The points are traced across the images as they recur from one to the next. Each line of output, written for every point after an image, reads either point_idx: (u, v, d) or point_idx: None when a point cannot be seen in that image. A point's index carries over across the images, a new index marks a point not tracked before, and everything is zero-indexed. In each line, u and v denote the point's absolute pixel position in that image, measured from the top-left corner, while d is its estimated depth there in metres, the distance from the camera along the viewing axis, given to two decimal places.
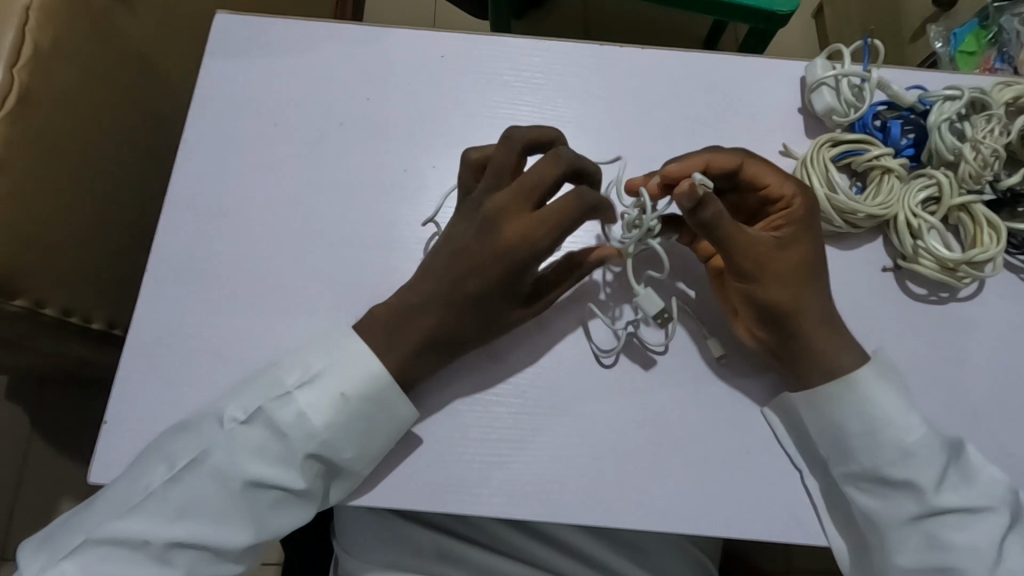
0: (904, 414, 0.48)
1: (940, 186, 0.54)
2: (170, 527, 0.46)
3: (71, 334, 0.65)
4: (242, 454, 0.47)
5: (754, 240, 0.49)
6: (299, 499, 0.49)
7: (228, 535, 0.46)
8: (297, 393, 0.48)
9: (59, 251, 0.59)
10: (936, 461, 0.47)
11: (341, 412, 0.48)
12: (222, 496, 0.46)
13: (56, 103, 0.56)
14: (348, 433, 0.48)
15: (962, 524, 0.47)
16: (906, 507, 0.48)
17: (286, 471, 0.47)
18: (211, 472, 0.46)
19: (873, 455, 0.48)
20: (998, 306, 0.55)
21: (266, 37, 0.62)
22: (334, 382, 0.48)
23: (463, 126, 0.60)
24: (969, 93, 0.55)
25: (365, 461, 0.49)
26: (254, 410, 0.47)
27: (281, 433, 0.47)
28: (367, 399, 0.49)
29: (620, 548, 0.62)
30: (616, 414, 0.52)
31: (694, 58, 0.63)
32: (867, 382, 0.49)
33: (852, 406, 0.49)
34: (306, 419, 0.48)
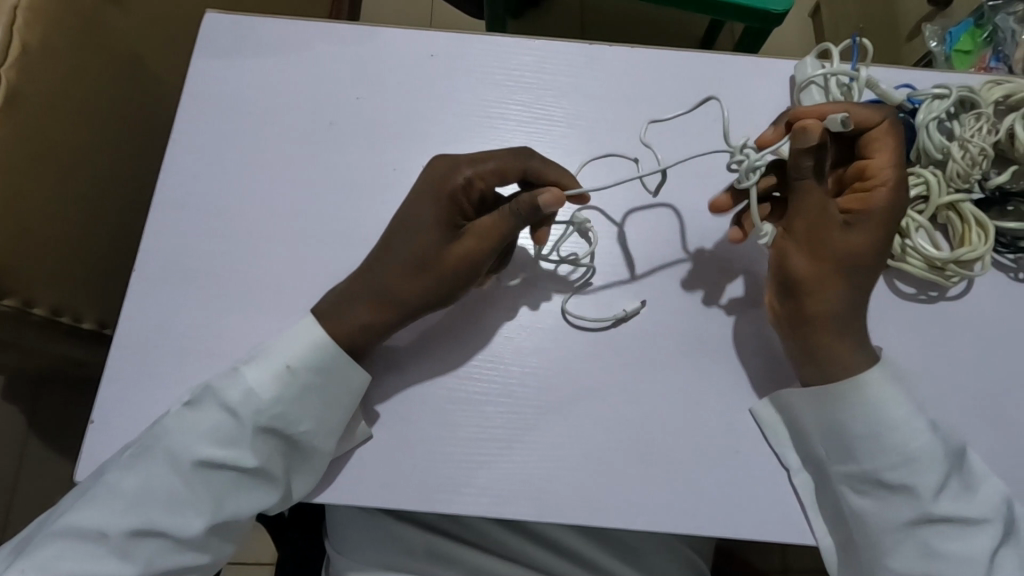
0: (909, 419, 0.48)
1: (928, 184, 0.54)
2: (124, 516, 0.45)
3: (62, 333, 0.65)
4: (194, 437, 0.47)
5: (820, 204, 0.50)
6: (255, 480, 0.49)
7: (184, 522, 0.46)
8: (245, 369, 0.49)
9: (49, 250, 0.59)
10: (938, 466, 0.46)
11: (287, 385, 0.49)
12: (176, 480, 0.47)
13: (45, 102, 0.56)
14: (300, 405, 0.49)
15: (958, 534, 0.46)
16: (904, 513, 0.47)
17: (237, 451, 0.48)
18: (164, 457, 0.47)
19: (873, 458, 0.48)
20: (989, 304, 0.55)
21: (256, 36, 0.62)
22: (280, 354, 0.49)
23: (453, 125, 0.60)
24: (958, 92, 0.55)
25: (320, 435, 0.49)
26: (204, 392, 0.48)
27: (232, 413, 0.48)
28: (312, 371, 0.49)
29: (611, 547, 0.62)
30: (603, 413, 0.52)
31: (684, 57, 0.63)
32: (876, 384, 0.48)
33: (856, 406, 0.48)
34: (252, 395, 0.48)
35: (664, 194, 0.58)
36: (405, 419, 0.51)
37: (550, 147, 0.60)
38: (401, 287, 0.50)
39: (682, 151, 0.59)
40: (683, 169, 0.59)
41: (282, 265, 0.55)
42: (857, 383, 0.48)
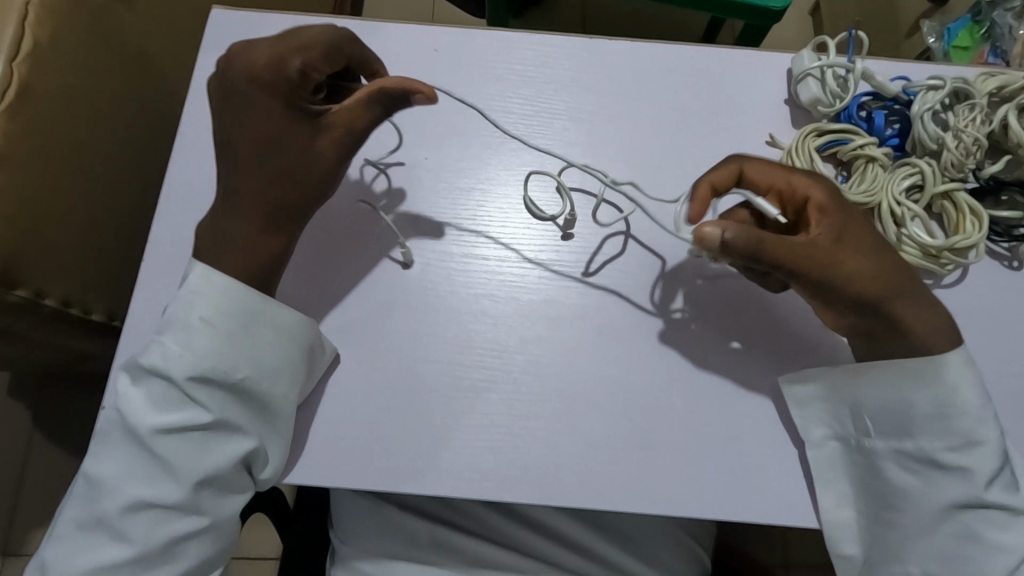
0: (981, 409, 0.47)
1: (923, 175, 0.54)
2: (110, 500, 0.46)
3: (71, 326, 0.66)
4: (138, 410, 0.47)
5: (806, 249, 0.46)
6: (219, 434, 0.47)
7: (165, 488, 0.46)
8: (163, 335, 0.48)
9: (60, 243, 0.60)
10: (999, 458, 0.47)
11: (209, 334, 0.47)
12: (138, 454, 0.46)
13: (55, 97, 0.57)
14: (227, 349, 0.47)
15: (1001, 522, 0.47)
16: (954, 496, 0.47)
17: (185, 411, 0.47)
18: (122, 435, 0.47)
19: (936, 438, 0.48)
20: (985, 293, 0.56)
21: (262, 32, 0.63)
22: (191, 309, 0.48)
23: (455, 118, 0.61)
24: (951, 84, 0.56)
25: (262, 375, 0.48)
26: (136, 371, 0.48)
27: (167, 377, 0.47)
28: (227, 314, 0.48)
29: (613, 535, 0.63)
30: (605, 400, 0.53)
31: (684, 51, 0.63)
32: (952, 368, 0.48)
33: (923, 387, 0.48)
34: (172, 354, 0.47)
35: (663, 185, 0.59)
36: (409, 406, 0.52)
37: (551, 139, 0.61)
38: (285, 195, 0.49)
39: (682, 143, 0.60)
40: (682, 161, 0.60)
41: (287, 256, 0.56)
42: (925, 365, 0.48)
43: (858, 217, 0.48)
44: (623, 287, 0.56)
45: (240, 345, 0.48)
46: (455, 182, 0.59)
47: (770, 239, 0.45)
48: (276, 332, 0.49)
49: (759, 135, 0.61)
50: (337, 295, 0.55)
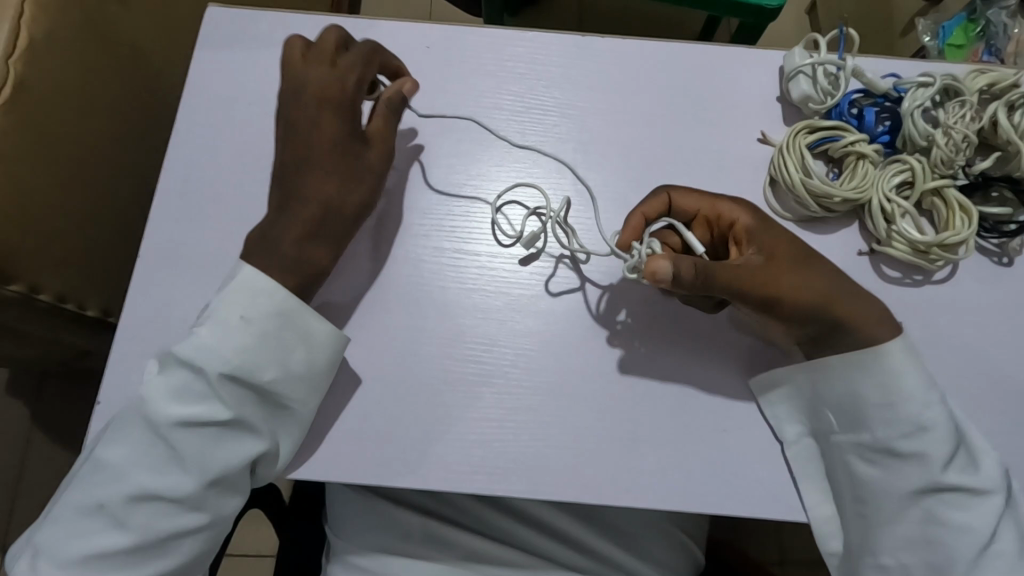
0: (924, 394, 0.49)
1: (913, 172, 0.55)
2: (118, 485, 0.46)
3: (66, 321, 0.66)
4: (163, 398, 0.47)
5: (744, 273, 0.49)
6: (237, 433, 0.48)
7: (175, 481, 0.46)
8: (201, 329, 0.48)
9: (55, 238, 0.60)
10: (947, 438, 0.48)
11: (245, 335, 0.48)
12: (155, 442, 0.47)
13: (51, 93, 0.57)
14: (257, 352, 0.48)
15: (962, 504, 0.48)
16: (910, 481, 0.49)
17: (208, 405, 0.47)
18: (142, 423, 0.47)
19: (886, 427, 0.49)
20: (974, 288, 0.56)
21: (256, 29, 0.63)
22: (234, 306, 0.48)
23: (449, 115, 0.61)
24: (941, 81, 0.56)
25: (286, 381, 0.49)
26: (168, 358, 0.48)
27: (196, 370, 0.47)
28: (265, 316, 0.48)
29: (604, 529, 0.64)
30: (596, 394, 0.53)
31: (676, 48, 0.64)
32: (895, 357, 0.49)
33: (868, 379, 0.50)
34: (209, 349, 0.47)
35: (654, 182, 0.59)
36: (401, 400, 0.53)
37: (544, 136, 0.61)
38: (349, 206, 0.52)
39: (673, 139, 0.61)
40: (674, 157, 0.60)
41: None
42: (865, 356, 0.50)
43: (780, 234, 0.52)
44: (617, 282, 0.56)
45: (273, 348, 0.49)
46: (449, 179, 0.59)
47: (713, 268, 0.48)
48: (308, 342, 0.50)
49: (750, 131, 0.61)
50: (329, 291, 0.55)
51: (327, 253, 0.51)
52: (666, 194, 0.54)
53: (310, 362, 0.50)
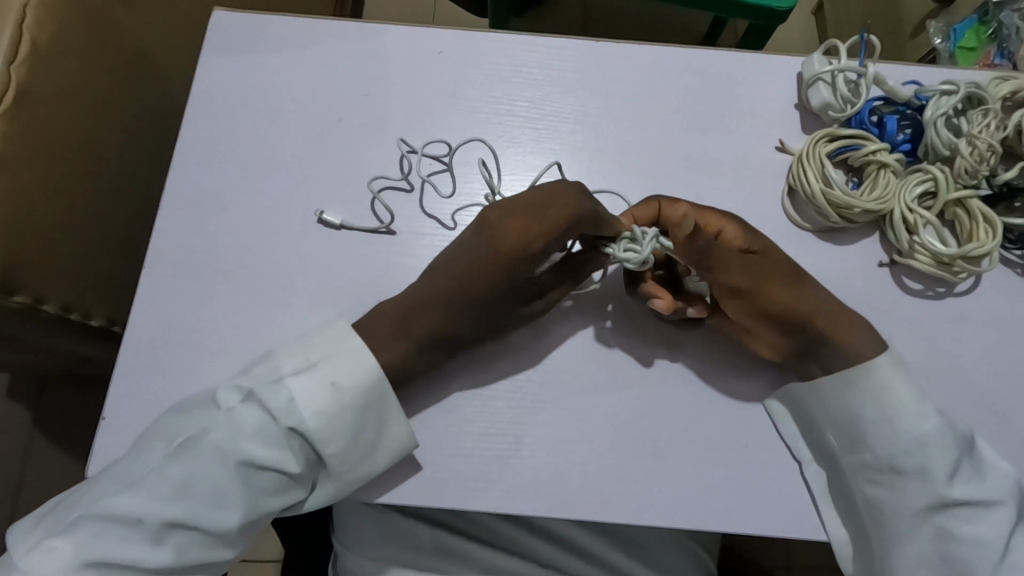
0: (916, 405, 0.48)
1: (936, 181, 0.54)
2: (166, 507, 0.45)
3: (71, 331, 0.65)
4: (238, 435, 0.47)
5: (725, 273, 0.50)
6: (291, 484, 0.49)
7: (220, 518, 0.46)
8: (292, 378, 0.48)
9: (58, 247, 0.59)
10: (949, 451, 0.47)
11: (335, 403, 0.48)
12: (217, 474, 0.46)
13: (54, 100, 0.56)
14: (338, 425, 0.48)
15: (973, 518, 0.47)
16: (918, 499, 0.47)
17: (279, 453, 0.47)
18: (208, 454, 0.46)
19: (885, 445, 0.48)
20: (996, 299, 0.55)
21: (264, 34, 0.62)
22: (330, 370, 0.48)
23: (462, 123, 0.60)
24: (965, 88, 0.55)
25: (349, 459, 0.48)
26: (248, 393, 0.48)
27: (275, 417, 0.47)
28: (358, 391, 0.48)
29: (619, 542, 0.63)
30: (614, 409, 0.52)
31: (692, 54, 0.63)
32: (883, 372, 0.49)
33: (863, 395, 0.49)
34: (299, 405, 0.47)
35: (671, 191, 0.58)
36: (415, 414, 0.52)
37: (557, 144, 0.60)
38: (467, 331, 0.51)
39: (690, 147, 0.60)
40: (690, 165, 0.59)
41: (290, 263, 0.55)
42: (862, 371, 0.49)
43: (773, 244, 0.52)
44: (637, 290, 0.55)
45: (358, 428, 0.48)
46: (458, 188, 0.58)
47: (714, 247, 0.49)
48: (385, 437, 0.49)
49: (768, 139, 0.60)
50: (341, 303, 0.54)
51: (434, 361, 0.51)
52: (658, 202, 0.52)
53: (383, 458, 0.49)
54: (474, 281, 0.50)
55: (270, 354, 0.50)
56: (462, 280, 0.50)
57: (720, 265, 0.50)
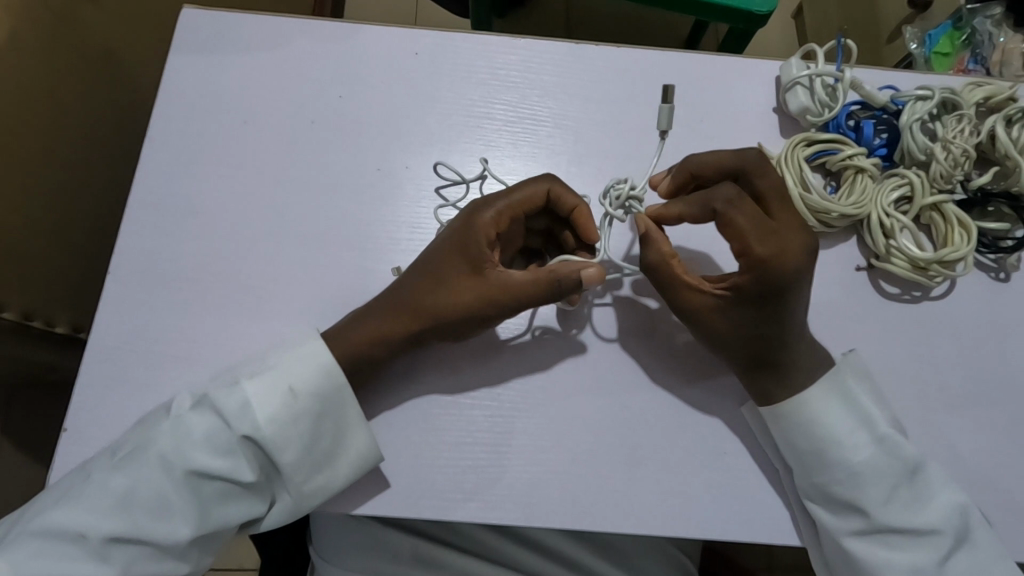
0: (853, 432, 0.48)
1: (912, 186, 0.54)
2: (111, 519, 0.43)
3: (33, 338, 0.63)
4: (187, 444, 0.45)
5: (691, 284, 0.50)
6: (246, 492, 0.47)
7: (166, 530, 0.44)
8: (246, 383, 0.47)
9: (18, 253, 0.57)
10: (884, 479, 0.47)
11: (290, 409, 0.46)
12: (164, 483, 0.45)
13: (13, 101, 0.54)
14: (293, 432, 0.46)
15: (906, 544, 0.46)
16: (854, 522, 0.47)
17: (231, 461, 0.45)
18: (154, 463, 0.45)
19: (823, 474, 0.48)
20: (970, 304, 0.56)
21: (236, 32, 0.61)
22: (284, 375, 0.47)
23: (439, 126, 0.59)
24: (940, 93, 0.55)
25: (304, 468, 0.47)
26: (201, 398, 0.47)
27: (226, 422, 0.46)
28: (314, 397, 0.47)
29: (599, 549, 0.62)
30: (593, 416, 0.51)
31: (671, 57, 0.62)
32: (818, 404, 0.49)
33: (800, 426, 0.49)
34: (251, 411, 0.46)
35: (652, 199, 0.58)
36: (391, 423, 0.51)
37: (536, 147, 0.59)
38: (428, 302, 0.50)
39: (668, 152, 0.59)
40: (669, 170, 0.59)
41: (262, 269, 0.54)
42: (794, 408, 0.49)
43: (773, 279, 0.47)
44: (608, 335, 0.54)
45: (315, 435, 0.47)
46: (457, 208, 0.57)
47: (664, 269, 0.50)
48: (345, 448, 0.48)
49: (747, 143, 0.60)
50: (316, 309, 0.53)
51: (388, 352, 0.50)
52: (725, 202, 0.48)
53: (343, 467, 0.48)
54: (440, 251, 0.51)
55: (240, 366, 0.49)
56: (438, 248, 0.51)
57: (666, 283, 0.50)
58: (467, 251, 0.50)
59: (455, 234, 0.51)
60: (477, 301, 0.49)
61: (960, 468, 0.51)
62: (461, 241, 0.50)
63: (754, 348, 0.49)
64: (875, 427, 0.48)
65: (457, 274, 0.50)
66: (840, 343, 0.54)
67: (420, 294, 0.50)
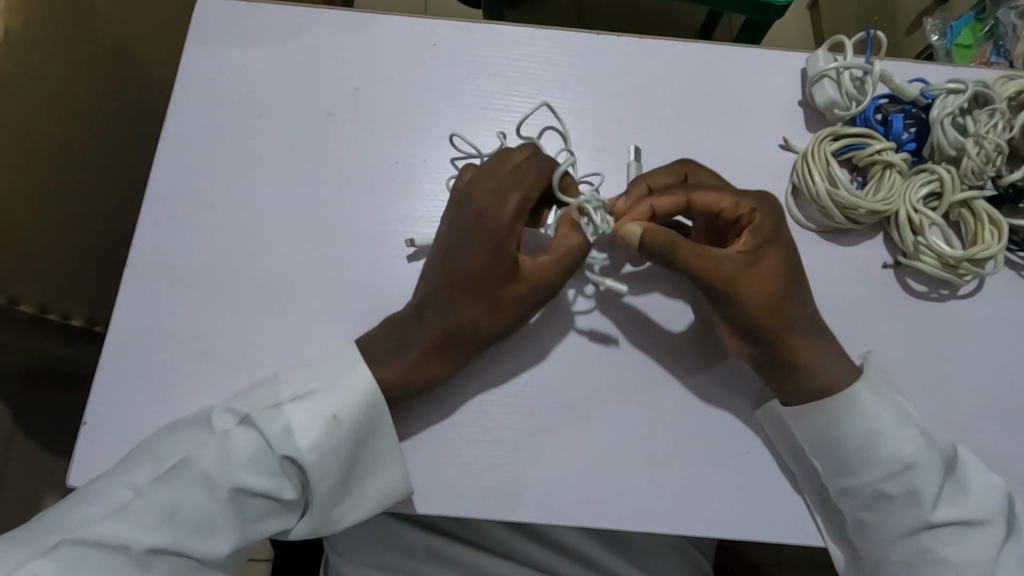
0: (901, 426, 0.48)
1: (942, 182, 0.53)
2: (156, 532, 0.43)
3: (49, 331, 0.63)
4: (232, 463, 0.45)
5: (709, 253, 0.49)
6: (284, 509, 0.47)
7: (208, 546, 0.44)
8: (290, 407, 0.46)
9: (36, 246, 0.56)
10: (934, 473, 0.47)
11: (332, 436, 0.46)
12: (208, 501, 0.44)
13: (29, 91, 0.53)
14: (332, 460, 0.46)
15: (957, 537, 0.47)
16: (904, 520, 0.47)
17: (274, 481, 0.45)
18: (197, 480, 0.44)
19: (871, 471, 0.48)
20: (998, 304, 0.55)
21: (251, 22, 0.60)
22: (326, 404, 0.46)
23: (457, 118, 0.58)
24: (972, 87, 0.54)
25: (339, 491, 0.47)
26: (245, 417, 0.46)
27: (270, 445, 0.45)
28: (357, 426, 0.47)
29: (615, 546, 0.62)
30: (614, 414, 0.51)
31: (693, 49, 0.61)
32: (865, 396, 0.48)
33: (851, 420, 0.48)
34: (294, 436, 0.45)
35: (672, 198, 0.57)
36: (409, 421, 0.50)
37: (556, 141, 0.58)
38: (473, 314, 0.48)
39: (690, 146, 0.58)
40: None
41: (279, 264, 0.53)
42: (839, 404, 0.48)
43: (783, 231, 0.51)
44: (618, 351, 0.52)
45: (352, 463, 0.47)
46: None
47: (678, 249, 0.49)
48: (381, 476, 0.48)
49: (771, 137, 0.59)
50: (334, 304, 0.53)
51: (444, 368, 0.49)
52: (686, 195, 0.51)
53: (374, 495, 0.48)
54: (470, 266, 0.49)
55: (273, 381, 0.48)
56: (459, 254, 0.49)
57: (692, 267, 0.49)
58: (490, 239, 0.49)
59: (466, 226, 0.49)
60: (533, 289, 0.49)
61: (988, 469, 0.51)
62: (486, 227, 0.49)
63: (790, 301, 0.49)
64: (910, 419, 0.48)
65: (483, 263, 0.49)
66: (865, 342, 0.53)
67: (462, 305, 0.48)
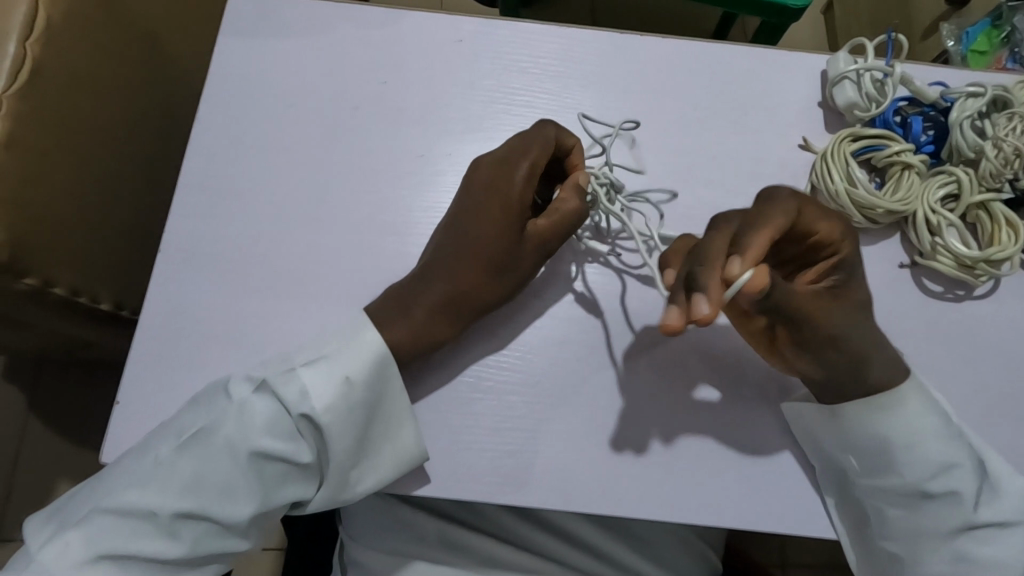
0: (941, 428, 0.48)
1: (959, 183, 0.54)
2: (179, 499, 0.44)
3: (78, 314, 0.64)
4: (251, 429, 0.46)
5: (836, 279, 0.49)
6: (303, 476, 0.48)
7: (230, 510, 0.46)
8: (304, 370, 0.47)
9: (69, 230, 0.58)
10: (969, 475, 0.48)
11: (346, 397, 0.47)
12: (229, 467, 0.46)
13: (67, 79, 0.55)
14: (346, 421, 0.47)
15: (993, 540, 0.47)
16: (939, 521, 0.48)
17: (291, 444, 0.47)
18: (216, 448, 0.45)
19: (911, 471, 0.48)
20: (1013, 305, 0.56)
21: (280, 16, 0.61)
22: (340, 365, 0.48)
23: (482, 113, 0.59)
24: (992, 91, 0.55)
25: (353, 454, 0.48)
26: (261, 383, 0.47)
27: (286, 408, 0.46)
28: (368, 387, 0.48)
29: (626, 538, 0.62)
30: (632, 406, 0.52)
31: (713, 49, 0.62)
32: (909, 401, 0.48)
33: (892, 423, 0.48)
34: (310, 398, 0.46)
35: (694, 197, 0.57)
36: (431, 409, 0.51)
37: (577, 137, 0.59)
38: (477, 283, 0.50)
39: (710, 145, 0.59)
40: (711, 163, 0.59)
41: (306, 253, 0.54)
42: (890, 402, 0.48)
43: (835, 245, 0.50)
44: (640, 347, 0.53)
45: (367, 426, 0.48)
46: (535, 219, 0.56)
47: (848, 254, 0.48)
48: (396, 443, 0.49)
49: (790, 138, 0.60)
50: (360, 292, 0.54)
51: (451, 332, 0.50)
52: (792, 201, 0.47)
53: (388, 458, 0.49)
54: (479, 228, 0.51)
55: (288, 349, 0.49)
56: (470, 218, 0.52)
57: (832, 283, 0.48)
58: (501, 206, 0.51)
59: (481, 195, 0.52)
60: (537, 249, 0.51)
61: None
62: (497, 193, 0.51)
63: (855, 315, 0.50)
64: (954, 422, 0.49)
65: (491, 225, 0.51)
66: None
67: (466, 269, 0.50)
